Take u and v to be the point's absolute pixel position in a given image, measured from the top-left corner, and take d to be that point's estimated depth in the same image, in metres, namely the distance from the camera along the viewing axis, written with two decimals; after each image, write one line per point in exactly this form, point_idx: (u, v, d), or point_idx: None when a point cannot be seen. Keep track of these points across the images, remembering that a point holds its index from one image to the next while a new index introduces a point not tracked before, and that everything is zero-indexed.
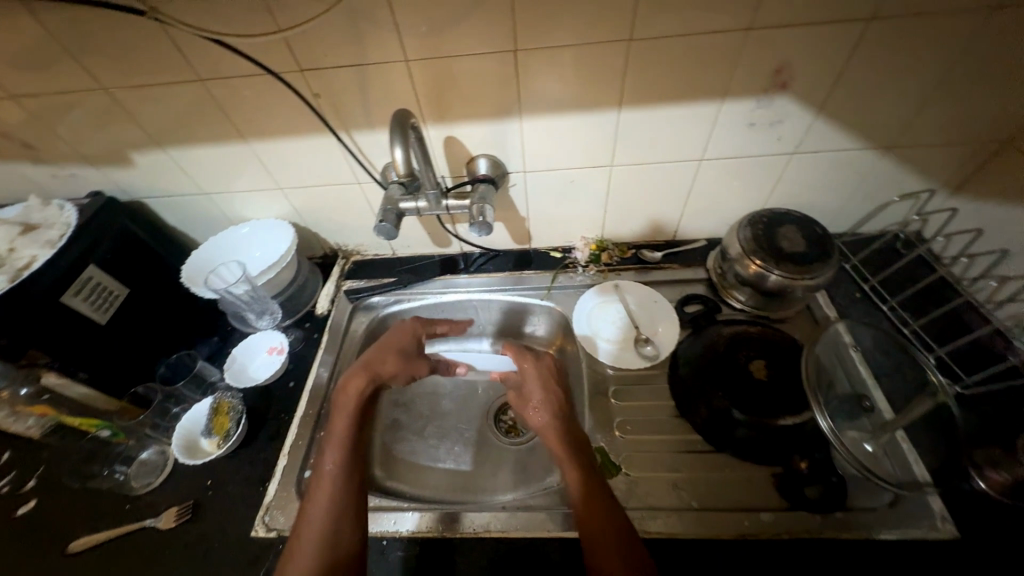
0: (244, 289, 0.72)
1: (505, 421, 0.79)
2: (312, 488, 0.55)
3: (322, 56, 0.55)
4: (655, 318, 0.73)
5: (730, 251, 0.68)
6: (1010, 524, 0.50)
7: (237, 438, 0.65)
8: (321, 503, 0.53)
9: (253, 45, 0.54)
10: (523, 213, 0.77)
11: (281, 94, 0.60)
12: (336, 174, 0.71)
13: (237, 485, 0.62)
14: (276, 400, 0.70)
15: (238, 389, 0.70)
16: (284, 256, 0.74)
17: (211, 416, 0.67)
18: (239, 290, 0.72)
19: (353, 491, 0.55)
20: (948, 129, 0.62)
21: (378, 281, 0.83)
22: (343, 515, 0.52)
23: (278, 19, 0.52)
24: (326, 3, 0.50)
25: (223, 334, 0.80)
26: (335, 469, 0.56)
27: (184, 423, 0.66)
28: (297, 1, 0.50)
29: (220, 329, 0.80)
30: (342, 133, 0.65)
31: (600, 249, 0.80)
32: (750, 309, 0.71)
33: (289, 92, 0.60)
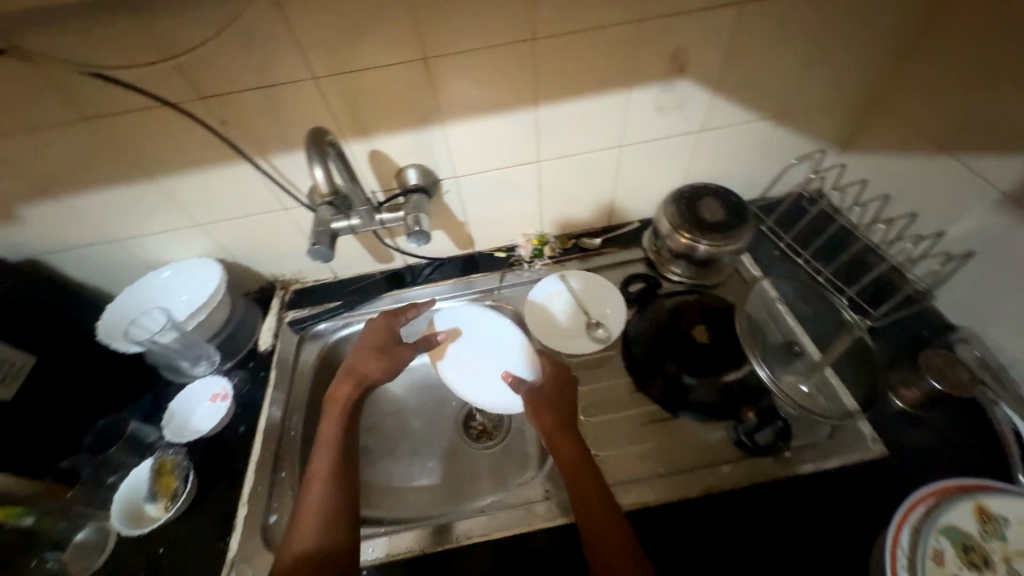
0: (172, 336, 0.67)
1: (475, 427, 0.78)
2: (305, 498, 0.57)
3: (224, 82, 0.53)
4: (603, 301, 0.75)
5: (661, 228, 0.72)
6: (922, 434, 0.57)
7: (187, 497, 0.60)
8: (312, 515, 0.54)
9: (141, 77, 0.51)
10: (461, 218, 0.77)
11: (183, 126, 0.56)
12: (260, 202, 0.68)
13: (195, 547, 0.57)
14: (227, 449, 0.65)
15: (181, 445, 0.66)
16: (213, 296, 0.69)
17: (155, 479, 0.62)
18: (167, 339, 0.67)
19: (342, 496, 0.57)
20: (826, 95, 0.69)
21: (322, 307, 0.80)
22: (335, 523, 0.54)
23: (166, 46, 0.49)
24: (216, 26, 0.48)
25: (157, 389, 0.73)
26: (326, 477, 0.58)
27: (123, 492, 0.61)
28: (184, 27, 0.47)
29: (154, 384, 0.74)
30: (259, 159, 0.62)
31: (543, 242, 0.82)
32: (689, 280, 0.76)
33: (191, 123, 0.56)
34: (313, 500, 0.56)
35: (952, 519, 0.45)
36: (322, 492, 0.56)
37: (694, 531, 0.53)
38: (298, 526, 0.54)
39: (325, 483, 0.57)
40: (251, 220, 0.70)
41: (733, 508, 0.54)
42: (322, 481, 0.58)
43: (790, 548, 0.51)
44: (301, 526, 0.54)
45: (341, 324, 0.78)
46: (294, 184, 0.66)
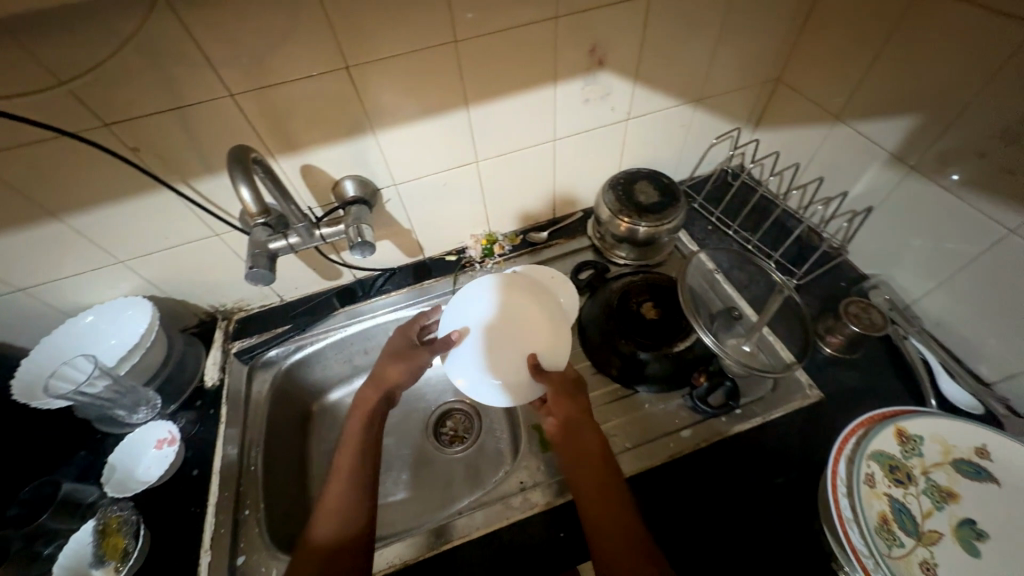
0: (104, 384, 0.62)
1: (446, 432, 0.79)
2: (327, 495, 0.55)
3: (131, 106, 0.50)
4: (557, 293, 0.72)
5: (603, 216, 0.76)
6: (849, 374, 0.64)
7: (140, 554, 0.55)
8: (332, 513, 0.53)
9: (31, 105, 0.47)
10: (407, 226, 0.77)
11: (88, 155, 0.52)
12: (190, 231, 0.64)
13: None
14: (181, 496, 0.61)
15: (128, 499, 0.60)
16: (146, 335, 0.65)
17: (99, 541, 0.56)
18: (97, 387, 0.62)
19: (365, 491, 0.55)
20: (734, 77, 0.75)
21: (271, 333, 0.77)
22: (355, 518, 0.53)
23: (56, 70, 0.45)
24: (112, 44, 0.45)
25: (91, 445, 0.67)
26: (351, 472, 0.56)
27: (63, 562, 0.54)
28: (76, 47, 0.44)
29: (87, 441, 0.67)
30: (180, 185, 0.59)
31: (492, 241, 0.84)
32: (634, 261, 0.79)
33: (97, 152, 0.52)
34: (336, 496, 0.54)
35: (879, 445, 0.50)
36: (346, 487, 0.55)
37: (664, 497, 0.56)
38: (317, 526, 0.53)
39: (347, 479, 0.55)
40: (182, 251, 0.66)
41: (695, 469, 0.58)
42: (345, 477, 0.56)
43: (749, 496, 0.55)
44: (319, 524, 0.53)
45: (293, 347, 0.76)
46: (224, 208, 0.63)
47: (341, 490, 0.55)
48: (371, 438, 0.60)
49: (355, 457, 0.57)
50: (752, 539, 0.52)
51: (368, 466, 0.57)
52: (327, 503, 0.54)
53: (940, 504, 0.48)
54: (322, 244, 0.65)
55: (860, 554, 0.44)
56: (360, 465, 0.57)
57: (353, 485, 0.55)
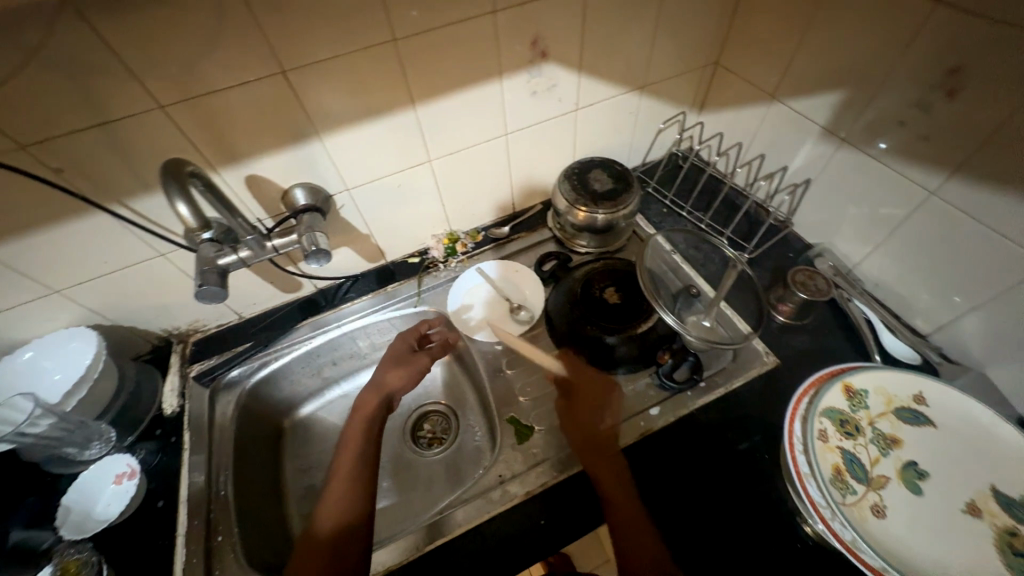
0: (47, 423, 0.59)
1: (425, 435, 0.78)
2: (326, 495, 0.57)
3: (48, 126, 0.47)
4: (520, 284, 0.79)
5: (560, 207, 0.77)
6: (799, 340, 0.68)
7: None
8: (332, 510, 0.55)
9: None
10: (364, 231, 0.76)
11: (5, 180, 0.49)
12: (131, 254, 0.61)
13: None
14: (146, 531, 0.58)
15: (86, 540, 0.57)
16: (93, 365, 0.63)
17: None
18: (41, 428, 0.58)
19: (365, 488, 0.58)
20: (674, 63, 0.77)
21: (232, 352, 0.75)
22: (357, 511, 0.55)
23: None
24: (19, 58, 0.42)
25: (42, 489, 0.63)
26: (349, 472, 0.59)
27: None
28: None
29: (35, 485, 0.63)
30: (116, 207, 0.56)
31: (454, 240, 0.84)
32: (595, 249, 0.81)
33: (15, 175, 0.49)
34: (336, 495, 0.57)
35: (830, 401, 0.54)
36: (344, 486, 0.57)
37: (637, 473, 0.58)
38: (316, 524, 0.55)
39: (345, 478, 0.58)
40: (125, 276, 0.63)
41: (665, 443, 0.60)
42: (343, 478, 0.58)
43: (717, 464, 0.57)
44: (318, 524, 0.55)
45: (257, 363, 0.74)
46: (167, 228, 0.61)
47: (338, 489, 0.57)
48: (370, 441, 0.62)
49: (352, 459, 0.60)
50: (722, 504, 0.55)
51: (368, 465, 0.60)
52: (326, 503, 0.56)
53: (886, 450, 0.53)
54: (276, 256, 0.64)
55: (819, 506, 0.48)
56: (357, 466, 0.59)
57: (349, 485, 0.57)
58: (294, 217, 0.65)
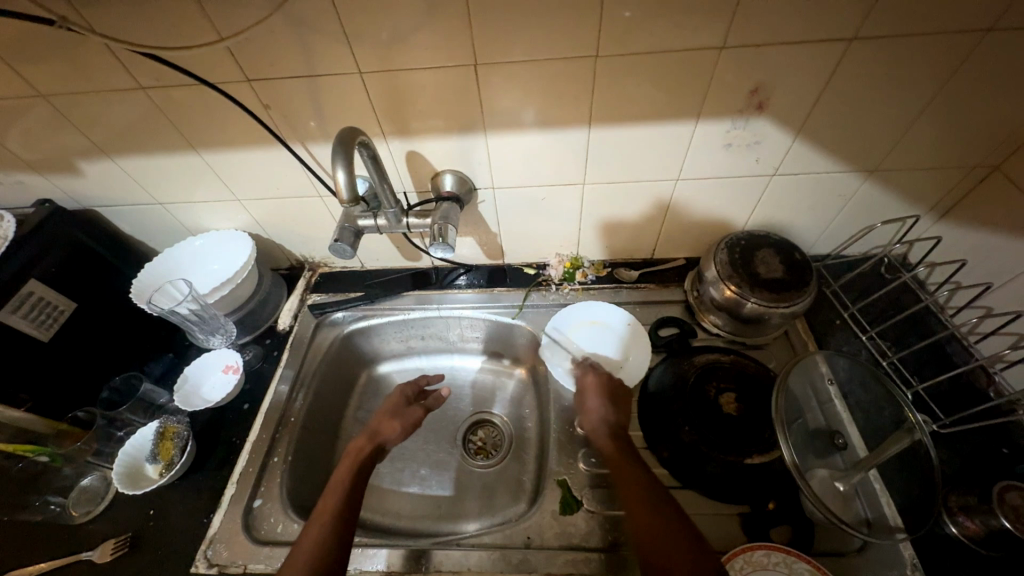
0: (494, 290, 0.89)
1: (504, 451, 0.86)
2: (383, 417, 0.72)
3: (612, 92, 0.60)
4: (849, 509, 0.59)
5: (988, 502, 0.55)
6: None
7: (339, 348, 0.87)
8: (359, 445, 0.67)
9: (563, 66, 0.57)
10: (721, 292, 0.73)
11: (559, 111, 0.62)
12: (568, 186, 0.74)
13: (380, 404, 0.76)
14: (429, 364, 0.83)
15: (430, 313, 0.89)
16: (495, 228, 0.83)
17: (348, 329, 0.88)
18: (465, 296, 0.89)
19: (401, 428, 0.71)
20: None
21: (548, 282, 0.89)
22: (330, 548, 0.53)
23: (601, 48, 0.55)
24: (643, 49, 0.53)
25: (418, 271, 0.93)
26: (397, 418, 0.72)
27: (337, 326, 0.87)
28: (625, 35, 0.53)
29: (419, 267, 0.93)
30: (590, 161, 0.69)
31: (811, 374, 0.67)
32: (970, 540, 0.56)
33: (569, 112, 0.62)
34: (388, 427, 0.70)
35: None
36: (336, 498, 0.59)
37: None
38: (370, 438, 0.68)
39: (382, 419, 0.72)
40: (549, 198, 0.76)
41: None
42: (383, 419, 0.72)
43: None
44: (378, 439, 0.68)
45: (558, 308, 0.87)
46: (600, 180, 0.72)
47: (386, 424, 0.71)
48: (420, 405, 0.75)
49: (390, 410, 0.73)
50: None
51: (415, 416, 0.74)
52: (380, 430, 0.70)
53: None
54: (411, 227, 0.72)
55: None
56: (390, 412, 0.73)
57: (396, 422, 0.71)
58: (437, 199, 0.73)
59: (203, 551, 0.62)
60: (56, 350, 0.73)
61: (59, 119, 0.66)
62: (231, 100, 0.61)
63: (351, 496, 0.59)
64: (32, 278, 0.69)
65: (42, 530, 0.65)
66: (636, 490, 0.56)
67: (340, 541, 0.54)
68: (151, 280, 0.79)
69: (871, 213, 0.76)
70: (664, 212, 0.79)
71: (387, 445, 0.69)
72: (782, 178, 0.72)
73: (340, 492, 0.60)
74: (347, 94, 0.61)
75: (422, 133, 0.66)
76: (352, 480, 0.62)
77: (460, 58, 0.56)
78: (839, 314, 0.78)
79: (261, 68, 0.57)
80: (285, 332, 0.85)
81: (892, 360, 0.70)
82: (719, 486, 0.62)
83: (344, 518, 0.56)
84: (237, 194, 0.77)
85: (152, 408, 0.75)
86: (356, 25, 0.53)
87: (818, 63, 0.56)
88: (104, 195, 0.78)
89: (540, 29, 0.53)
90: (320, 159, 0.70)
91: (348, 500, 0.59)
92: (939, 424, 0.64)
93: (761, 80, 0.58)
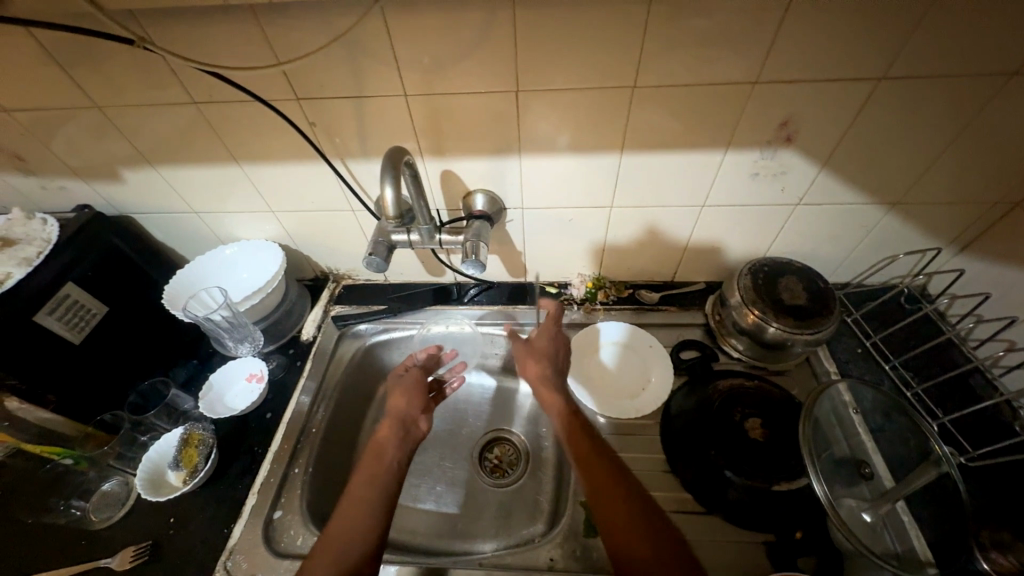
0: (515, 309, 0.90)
1: (521, 471, 0.85)
2: (394, 394, 0.74)
3: (645, 121, 0.62)
4: (877, 541, 0.58)
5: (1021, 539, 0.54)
6: None
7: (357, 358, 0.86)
8: (385, 436, 0.67)
9: (600, 94, 0.59)
10: (747, 314, 0.73)
11: (593, 136, 0.64)
12: (595, 209, 0.76)
13: (395, 386, 0.76)
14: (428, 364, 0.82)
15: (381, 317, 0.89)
16: (520, 246, 0.84)
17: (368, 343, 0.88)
18: (483, 313, 0.90)
19: (419, 408, 0.72)
20: None
21: (570, 301, 0.90)
22: (368, 539, 0.56)
23: (638, 78, 0.57)
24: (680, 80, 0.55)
25: (440, 286, 0.94)
26: (402, 392, 0.74)
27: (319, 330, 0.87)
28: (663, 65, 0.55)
29: (442, 282, 0.94)
30: (619, 184, 0.71)
31: (837, 401, 0.67)
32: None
33: (602, 138, 0.64)
34: (397, 403, 0.72)
35: None
36: (373, 482, 0.61)
37: None
38: (390, 419, 0.70)
39: (392, 399, 0.73)
40: (576, 219, 0.78)
41: None
42: (394, 395, 0.74)
43: None
44: (399, 416, 0.70)
45: (580, 327, 0.87)
46: (627, 203, 0.74)
47: (394, 402, 0.72)
48: (414, 370, 0.78)
49: (395, 388, 0.75)
50: None
51: (417, 380, 0.76)
52: (393, 406, 0.72)
53: None
54: (440, 246, 0.74)
55: None
56: (396, 389, 0.75)
57: (401, 396, 0.73)
58: (467, 216, 0.75)
59: (223, 562, 0.62)
60: (87, 353, 0.73)
61: (110, 130, 0.68)
62: (278, 115, 0.63)
63: (384, 478, 0.62)
64: (68, 281, 0.71)
65: (65, 535, 0.64)
66: (604, 482, 0.58)
67: (375, 530, 0.57)
68: (185, 288, 0.81)
69: (892, 244, 0.77)
70: (687, 236, 0.81)
71: (410, 418, 0.71)
72: (805, 208, 0.73)
73: (375, 474, 0.62)
74: (389, 114, 0.63)
75: (459, 153, 0.68)
76: (386, 464, 0.64)
77: (503, 84, 0.59)
78: (861, 343, 0.79)
79: (311, 88, 0.60)
80: (309, 342, 0.86)
81: (916, 390, 0.71)
82: (744, 512, 0.62)
83: (381, 502, 0.59)
84: (270, 205, 0.79)
85: (176, 414, 0.75)
86: (404, 48, 0.55)
87: (846, 98, 0.58)
88: (142, 203, 0.80)
89: (581, 60, 0.56)
90: (357, 176, 0.72)
91: (381, 485, 0.61)
92: (967, 457, 0.64)
93: (791, 113, 0.60)
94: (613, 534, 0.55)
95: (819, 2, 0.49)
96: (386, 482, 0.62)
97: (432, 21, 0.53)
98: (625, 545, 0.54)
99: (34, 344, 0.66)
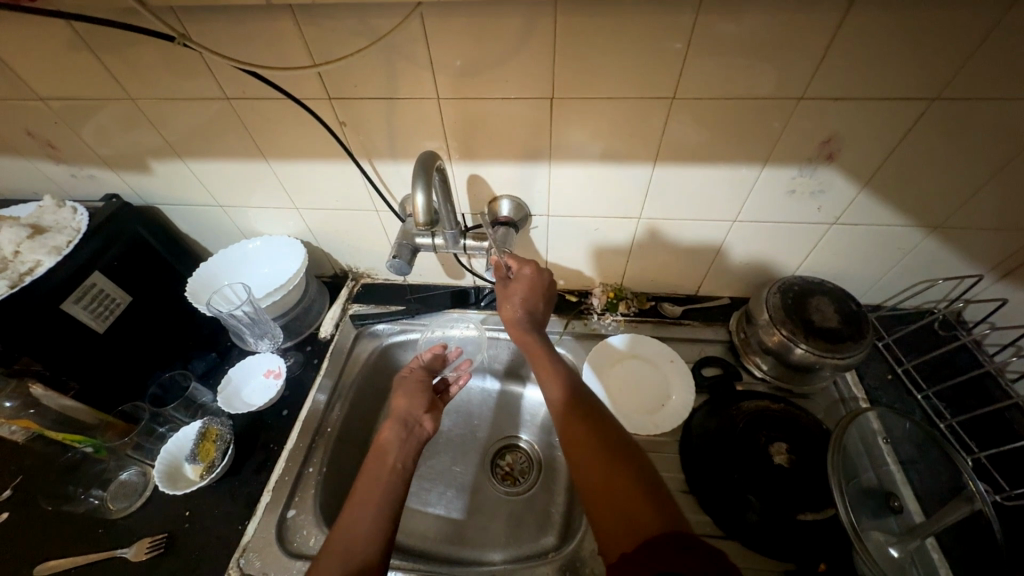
0: None
1: (533, 481, 0.84)
2: (398, 392, 0.73)
3: (681, 132, 0.60)
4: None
5: None
6: None
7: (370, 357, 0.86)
8: (387, 436, 0.65)
9: (638, 104, 0.57)
10: (775, 335, 0.71)
11: (626, 145, 0.63)
12: (622, 219, 0.74)
13: (399, 388, 0.74)
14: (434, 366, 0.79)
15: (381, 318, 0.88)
16: (542, 254, 0.83)
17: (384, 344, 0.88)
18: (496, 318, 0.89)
19: (422, 408, 0.71)
20: None
21: (590, 311, 0.89)
22: (376, 544, 0.54)
23: (679, 89, 0.55)
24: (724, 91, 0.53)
25: (459, 289, 0.93)
26: (405, 393, 0.72)
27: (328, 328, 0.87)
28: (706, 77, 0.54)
29: (461, 286, 0.94)
30: (649, 195, 0.69)
31: (869, 430, 0.64)
32: None
33: (635, 148, 0.63)
34: (400, 404, 0.70)
35: None
36: (380, 485, 0.60)
37: None
38: (392, 419, 0.68)
39: (394, 401, 0.71)
40: (602, 229, 0.77)
41: None
42: (397, 397, 0.72)
43: None
44: (401, 417, 0.68)
45: (598, 338, 0.86)
46: (655, 215, 0.73)
47: (396, 403, 0.70)
48: (418, 369, 0.76)
49: (400, 389, 0.73)
50: None
51: (421, 381, 0.74)
52: (394, 408, 0.70)
53: None
54: (464, 252, 0.73)
55: None
56: (401, 390, 0.73)
57: (402, 398, 0.71)
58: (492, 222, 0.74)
59: (236, 559, 0.61)
60: (110, 342, 0.74)
61: (142, 121, 0.68)
62: (309, 114, 0.63)
63: (388, 480, 0.61)
64: (95, 270, 0.71)
65: (81, 523, 0.65)
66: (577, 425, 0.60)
67: (381, 534, 0.55)
68: (209, 282, 0.81)
69: (929, 268, 0.75)
70: (715, 251, 0.79)
71: (410, 415, 0.69)
72: (841, 227, 0.71)
73: (380, 476, 0.61)
74: (421, 117, 0.62)
75: (488, 158, 0.67)
76: (392, 467, 0.62)
77: (538, 91, 0.57)
78: (892, 368, 0.77)
79: (345, 88, 0.59)
80: (327, 340, 0.86)
81: (950, 423, 0.68)
82: (764, 538, 0.60)
83: (386, 506, 0.58)
84: (295, 202, 0.79)
85: (193, 407, 0.76)
86: (440, 52, 0.54)
87: (895, 116, 0.56)
88: (169, 194, 0.81)
89: (621, 69, 0.54)
90: (383, 177, 0.72)
91: (385, 488, 0.60)
92: (1002, 495, 0.62)
93: (835, 131, 0.58)
94: (582, 469, 0.56)
95: (876, 18, 0.47)
96: (390, 484, 0.61)
97: (471, 25, 0.52)
98: (594, 480, 0.54)
99: (60, 331, 0.67)
